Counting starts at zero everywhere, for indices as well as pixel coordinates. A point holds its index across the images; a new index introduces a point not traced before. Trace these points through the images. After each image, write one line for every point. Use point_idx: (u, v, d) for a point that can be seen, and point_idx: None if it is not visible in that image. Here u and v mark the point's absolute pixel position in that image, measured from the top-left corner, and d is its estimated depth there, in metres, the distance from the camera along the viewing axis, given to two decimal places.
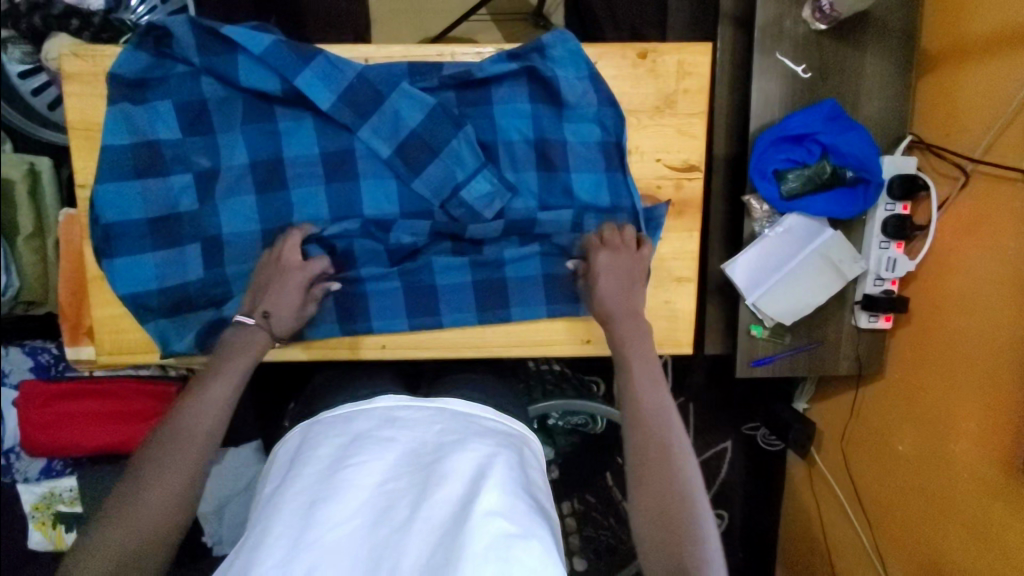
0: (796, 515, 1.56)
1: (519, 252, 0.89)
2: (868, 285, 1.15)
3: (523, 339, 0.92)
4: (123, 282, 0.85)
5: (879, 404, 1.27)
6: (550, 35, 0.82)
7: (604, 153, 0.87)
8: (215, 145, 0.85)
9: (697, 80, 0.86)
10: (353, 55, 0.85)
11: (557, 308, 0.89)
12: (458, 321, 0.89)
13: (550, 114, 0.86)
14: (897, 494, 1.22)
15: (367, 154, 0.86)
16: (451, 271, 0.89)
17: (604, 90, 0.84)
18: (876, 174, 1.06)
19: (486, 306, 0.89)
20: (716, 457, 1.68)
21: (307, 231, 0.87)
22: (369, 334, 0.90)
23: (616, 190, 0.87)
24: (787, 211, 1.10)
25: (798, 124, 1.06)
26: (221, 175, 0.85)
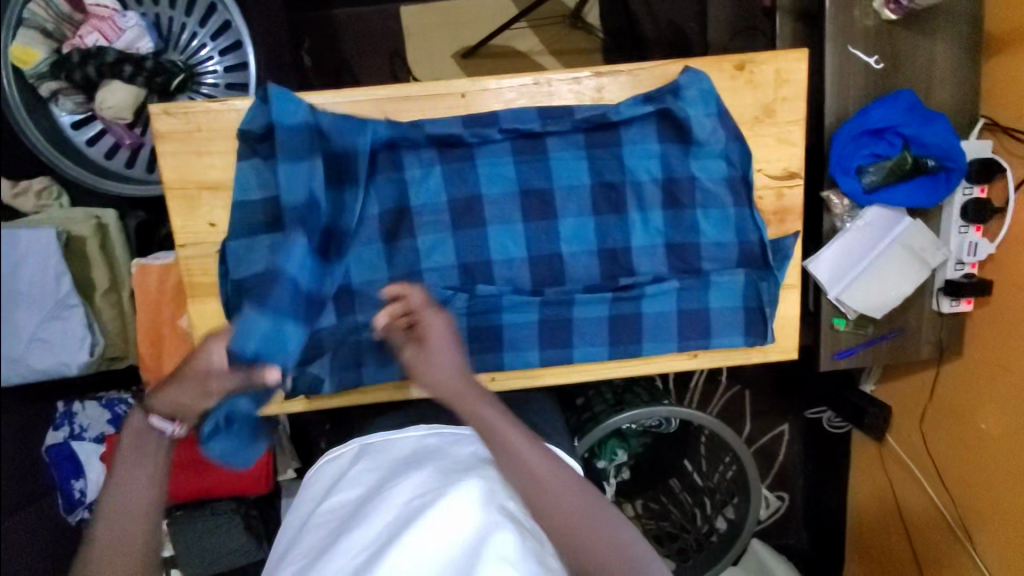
0: (865, 493, 1.58)
1: (661, 287, 0.89)
2: (948, 271, 1.16)
3: (652, 371, 0.93)
4: None
5: (958, 384, 1.28)
6: (682, 76, 0.83)
7: (731, 188, 0.87)
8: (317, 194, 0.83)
9: (796, 87, 0.86)
10: (451, 90, 0.83)
11: (688, 343, 0.90)
12: (591, 355, 0.90)
13: (678, 152, 0.87)
14: (983, 467, 1.23)
15: (496, 200, 0.86)
16: (591, 306, 0.89)
17: (732, 125, 0.85)
18: (958, 163, 1.05)
19: (618, 340, 0.90)
20: (773, 442, 1.74)
21: (436, 279, 0.87)
22: (499, 369, 0.90)
23: (744, 223, 0.87)
24: (867, 204, 1.10)
25: (878, 117, 1.06)
26: (348, 223, 0.84)
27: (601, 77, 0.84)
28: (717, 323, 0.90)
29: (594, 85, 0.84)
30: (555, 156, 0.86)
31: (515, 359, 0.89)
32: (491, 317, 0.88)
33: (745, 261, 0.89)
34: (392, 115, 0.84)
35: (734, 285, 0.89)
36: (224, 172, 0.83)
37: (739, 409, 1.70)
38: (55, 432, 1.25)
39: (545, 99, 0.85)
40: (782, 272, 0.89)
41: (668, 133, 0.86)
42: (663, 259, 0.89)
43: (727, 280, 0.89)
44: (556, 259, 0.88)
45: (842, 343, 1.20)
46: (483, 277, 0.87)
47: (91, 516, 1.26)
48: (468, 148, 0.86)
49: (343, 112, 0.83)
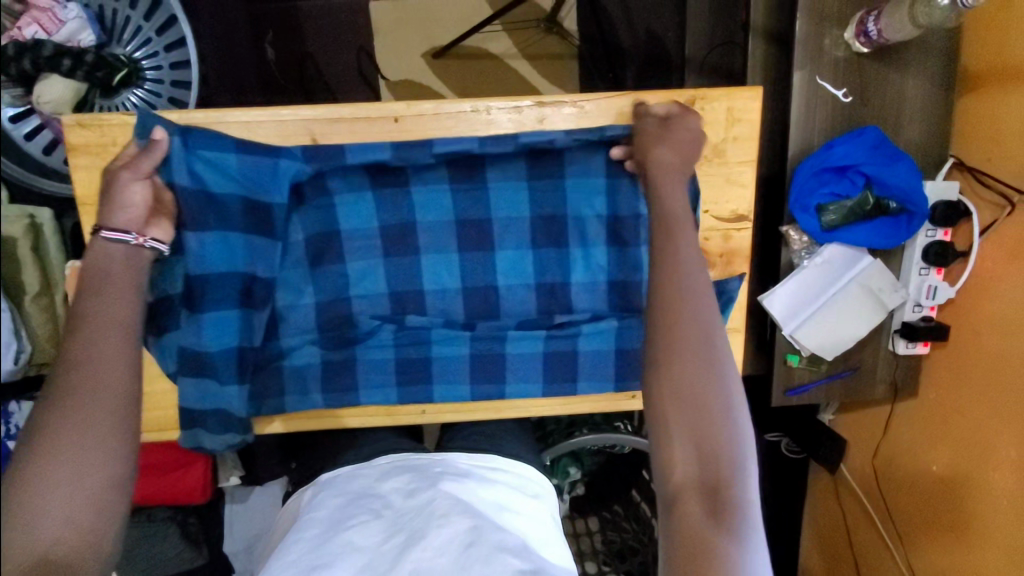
0: (818, 520, 1.57)
1: (598, 325, 0.85)
2: (907, 313, 1.13)
3: (589, 408, 0.90)
4: (169, 358, 0.80)
5: (911, 422, 1.26)
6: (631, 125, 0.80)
7: None
8: (233, 214, 0.78)
9: (747, 126, 0.82)
10: (383, 113, 0.79)
11: (626, 383, 0.86)
12: (524, 392, 0.86)
13: (624, 188, 0.82)
14: (932, 509, 1.22)
15: (431, 228, 0.83)
16: (524, 341, 0.85)
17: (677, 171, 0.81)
18: (922, 205, 1.02)
19: (554, 378, 0.86)
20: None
21: (367, 309, 0.84)
22: (428, 402, 0.86)
23: None
24: (826, 242, 1.07)
25: (841, 154, 1.02)
26: (269, 247, 0.80)
27: (544, 107, 0.80)
28: None
29: (536, 114, 0.80)
30: (493, 187, 0.83)
31: (445, 393, 0.86)
32: (421, 349, 0.84)
33: None
34: (321, 137, 0.80)
35: None
36: None
37: None
38: None
39: (484, 127, 0.81)
40: (726, 316, 0.85)
41: (613, 167, 0.82)
42: (603, 297, 0.85)
43: None
44: (491, 291, 0.84)
45: (796, 379, 1.18)
46: (414, 307, 0.84)
47: None
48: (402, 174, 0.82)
49: (269, 130, 0.79)
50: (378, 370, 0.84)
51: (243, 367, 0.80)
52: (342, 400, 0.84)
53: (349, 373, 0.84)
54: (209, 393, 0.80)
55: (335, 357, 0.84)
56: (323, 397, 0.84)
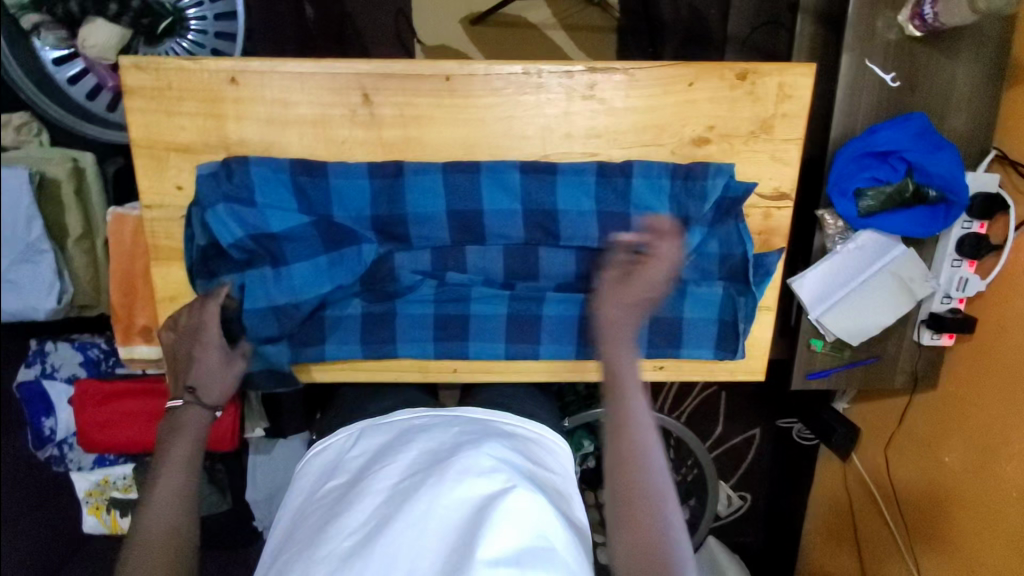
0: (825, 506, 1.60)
1: None
2: (935, 304, 1.14)
3: (618, 376, 0.92)
4: None
5: (927, 414, 1.28)
6: (705, 172, 0.81)
7: (717, 207, 0.83)
8: (299, 227, 0.81)
9: (798, 103, 0.82)
10: (435, 72, 0.79)
11: (657, 350, 0.88)
12: (557, 354, 0.88)
13: (683, 191, 0.82)
14: (941, 499, 1.24)
15: (474, 192, 0.81)
16: (562, 304, 0.87)
17: (727, 204, 0.83)
18: (961, 195, 1.02)
19: (587, 342, 0.88)
20: (744, 445, 1.71)
21: (408, 264, 0.84)
22: (462, 359, 0.88)
23: (728, 237, 0.84)
24: (862, 228, 1.07)
25: (885, 139, 1.01)
26: (322, 209, 0.81)
27: (595, 73, 0.80)
28: (688, 334, 0.88)
29: (586, 81, 0.80)
30: (561, 173, 0.82)
31: (480, 350, 0.87)
32: (461, 307, 0.86)
33: (725, 272, 0.86)
34: (371, 91, 0.79)
35: (712, 296, 0.87)
36: (194, 134, 0.79)
37: (711, 410, 1.68)
38: (26, 370, 1.25)
39: (534, 90, 0.80)
40: (762, 289, 0.86)
41: (661, 138, 0.82)
42: (643, 265, 0.86)
43: (704, 290, 0.87)
44: (531, 251, 0.85)
45: (818, 364, 1.19)
46: (455, 265, 0.85)
47: (59, 454, 1.29)
48: (448, 128, 0.81)
49: (321, 82, 0.79)
50: (417, 325, 0.86)
51: (284, 313, 0.82)
52: (380, 352, 0.86)
53: (389, 326, 0.86)
54: (253, 353, 0.84)
55: (377, 311, 0.86)
56: (362, 347, 0.86)
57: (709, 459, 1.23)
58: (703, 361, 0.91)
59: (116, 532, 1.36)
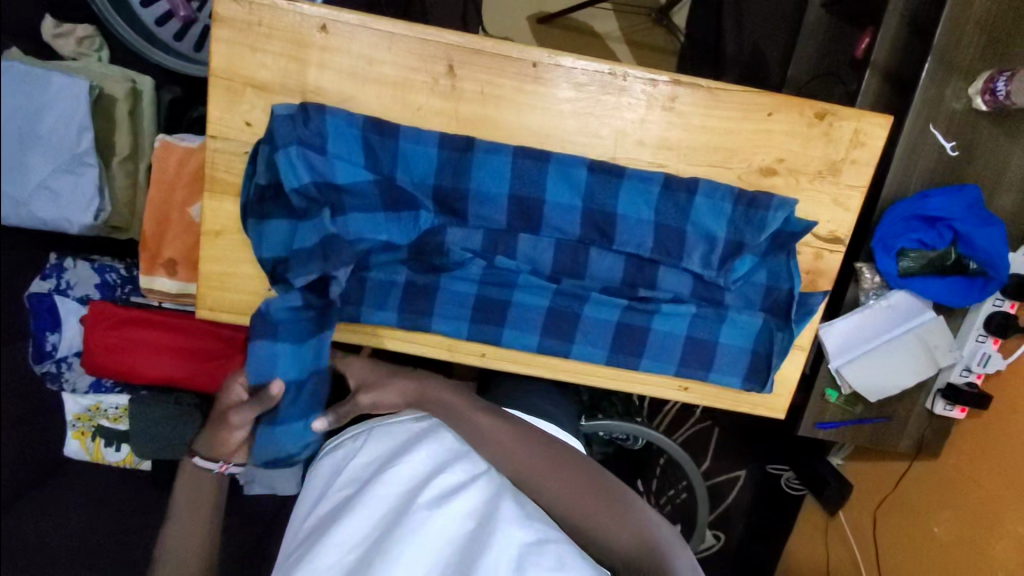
0: (800, 557, 1.60)
1: (677, 307, 0.86)
2: (953, 374, 1.14)
3: (642, 389, 0.91)
4: (267, 244, 0.83)
5: (923, 482, 1.28)
6: (771, 203, 0.81)
7: (773, 240, 0.84)
8: (362, 183, 0.81)
9: (869, 152, 0.82)
10: (523, 56, 0.79)
11: (686, 370, 0.88)
12: (587, 356, 0.88)
13: (745, 220, 0.82)
14: (925, 567, 1.24)
15: (538, 182, 0.82)
16: (603, 307, 0.87)
17: (784, 239, 0.84)
18: (1001, 272, 1.02)
19: (619, 349, 0.88)
20: (727, 484, 1.71)
21: (460, 240, 0.84)
22: (492, 345, 0.88)
23: (778, 270, 0.85)
24: (898, 287, 1.07)
25: (936, 205, 1.03)
26: (389, 170, 0.81)
27: (678, 86, 0.80)
28: (720, 359, 0.88)
29: (668, 92, 0.81)
30: (627, 181, 0.82)
31: (513, 339, 0.87)
32: (503, 292, 0.86)
33: (768, 305, 0.87)
34: (457, 64, 0.79)
35: (750, 326, 0.87)
36: (273, 74, 0.79)
37: (702, 445, 1.69)
38: (42, 282, 1.23)
39: (616, 93, 0.81)
40: (800, 327, 0.87)
41: (730, 162, 0.83)
42: (688, 283, 0.86)
43: (744, 319, 0.87)
44: (582, 250, 0.85)
45: (827, 414, 1.19)
46: (506, 250, 0.85)
47: (55, 372, 1.26)
48: (523, 115, 0.81)
49: (408, 46, 0.79)
50: (455, 302, 0.86)
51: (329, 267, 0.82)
52: (415, 322, 0.86)
53: (428, 298, 0.86)
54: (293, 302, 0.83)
55: (418, 282, 0.86)
56: (397, 314, 0.86)
57: (703, 491, 1.23)
58: (728, 389, 0.91)
59: (98, 462, 1.33)
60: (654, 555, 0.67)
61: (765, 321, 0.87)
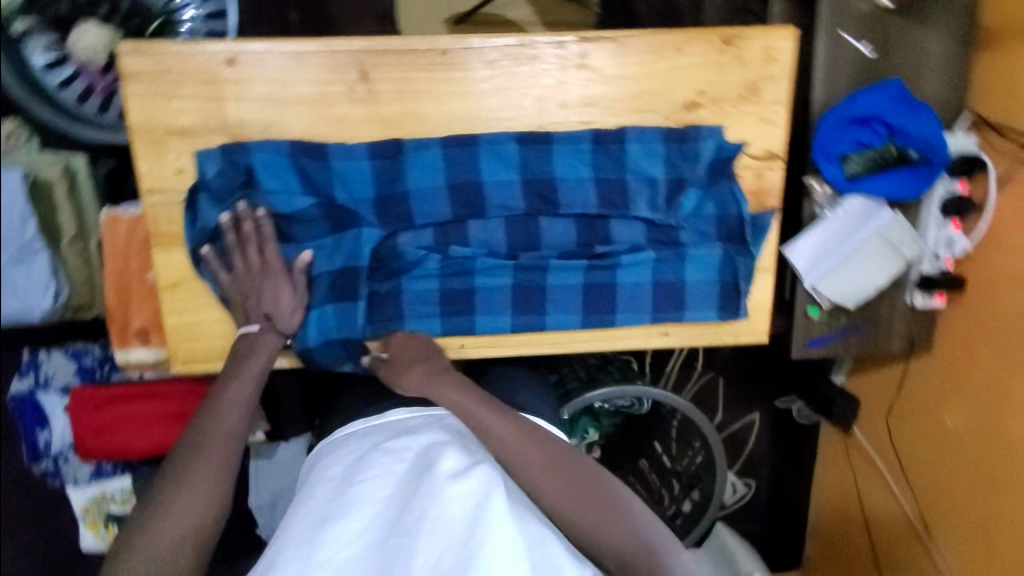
0: (831, 484, 1.61)
1: (637, 257, 0.87)
2: (924, 264, 1.16)
3: (624, 344, 0.91)
4: (227, 283, 0.83)
5: (928, 378, 1.29)
6: (702, 133, 0.84)
7: (713, 169, 0.86)
8: (302, 204, 0.80)
9: (782, 66, 0.84)
10: (431, 46, 0.79)
11: (662, 315, 0.89)
12: (563, 324, 0.88)
13: (681, 157, 0.84)
14: (948, 465, 1.25)
15: (473, 164, 0.82)
16: (565, 272, 0.87)
17: (723, 166, 0.86)
18: (941, 155, 1.06)
19: (592, 309, 0.88)
20: (744, 431, 1.70)
21: (411, 239, 0.84)
22: (469, 335, 0.88)
23: (724, 199, 0.86)
24: (850, 193, 1.10)
25: (865, 105, 1.05)
26: (326, 185, 0.80)
27: (586, 43, 0.82)
28: (692, 297, 0.89)
29: (579, 51, 0.82)
30: (559, 145, 0.83)
31: (486, 324, 0.88)
32: (465, 281, 0.86)
33: (725, 234, 0.88)
34: (369, 68, 0.80)
35: (711, 260, 0.88)
36: (193, 117, 0.80)
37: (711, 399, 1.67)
38: (20, 380, 1.21)
39: (528, 61, 0.81)
40: (759, 247, 0.88)
41: (655, 104, 0.84)
42: (641, 230, 0.87)
43: (704, 253, 0.88)
44: (532, 221, 0.85)
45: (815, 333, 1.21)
46: (459, 238, 0.85)
47: (54, 468, 1.25)
48: (443, 102, 0.81)
49: (317, 60, 0.79)
50: (423, 301, 0.86)
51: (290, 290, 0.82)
52: (385, 329, 0.85)
53: (393, 304, 0.85)
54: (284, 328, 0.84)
55: (380, 289, 0.84)
56: (365, 325, 0.85)
57: (717, 437, 1.25)
58: (709, 325, 0.91)
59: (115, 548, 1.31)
60: (634, 527, 0.66)
61: (726, 250, 0.88)
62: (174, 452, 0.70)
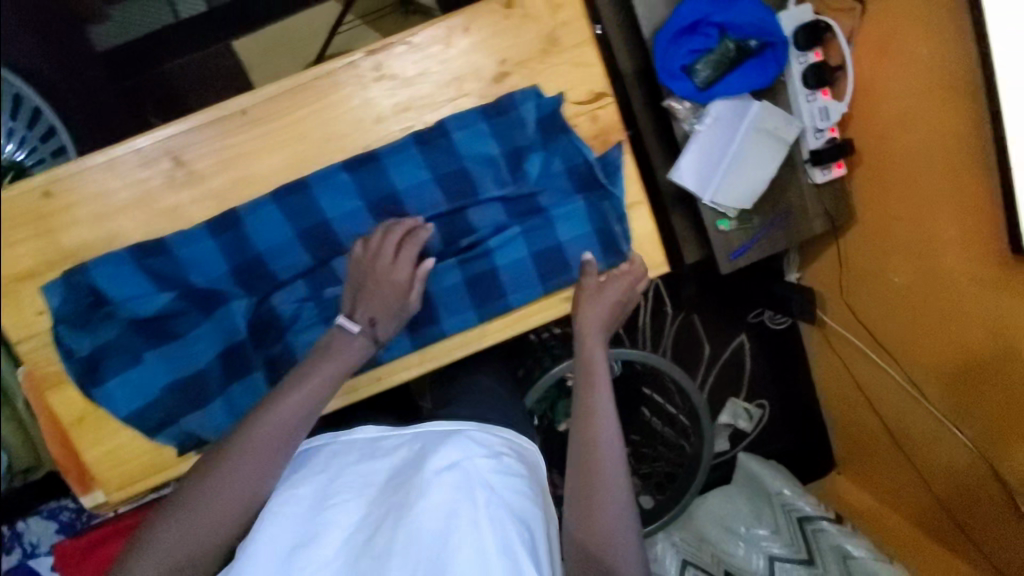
0: (835, 380, 1.58)
1: (505, 237, 0.86)
2: (810, 141, 1.13)
3: (531, 323, 0.89)
4: (122, 402, 0.80)
5: (864, 246, 1.28)
6: (518, 97, 0.83)
7: (545, 127, 0.85)
8: (162, 299, 0.79)
9: (571, 8, 0.84)
10: (228, 110, 0.79)
11: (553, 282, 0.87)
12: (462, 324, 0.88)
13: (509, 128, 0.84)
14: (910, 318, 1.22)
15: (312, 205, 0.81)
16: (441, 275, 0.87)
17: (554, 120, 0.85)
18: (778, 34, 1.05)
19: (483, 301, 0.87)
20: (736, 355, 1.67)
21: (282, 297, 0.82)
22: (378, 367, 0.88)
23: (567, 150, 0.86)
24: (710, 100, 1.09)
25: (688, 13, 1.04)
26: (185, 272, 0.79)
27: (376, 54, 0.81)
28: (575, 255, 0.87)
29: (372, 64, 0.81)
30: (389, 157, 0.82)
31: (391, 350, 0.87)
32: None
33: (583, 183, 0.87)
34: (179, 152, 0.79)
35: (579, 212, 0.87)
36: (34, 258, 0.80)
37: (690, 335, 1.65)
38: (8, 557, 1.23)
39: (327, 91, 0.81)
40: (619, 185, 0.87)
41: (466, 87, 0.83)
42: (500, 209, 0.86)
43: (569, 209, 0.87)
44: None
45: (735, 243, 1.20)
46: (330, 281, 0.83)
47: None
48: (260, 158, 0.81)
49: (127, 163, 0.79)
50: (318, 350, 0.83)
51: (185, 389, 0.80)
52: None
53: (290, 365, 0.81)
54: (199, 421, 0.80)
55: (275, 351, 0.82)
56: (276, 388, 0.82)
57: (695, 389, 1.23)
58: (605, 276, 0.89)
59: None
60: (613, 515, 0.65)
61: (588, 199, 0.87)
62: (189, 470, 0.65)
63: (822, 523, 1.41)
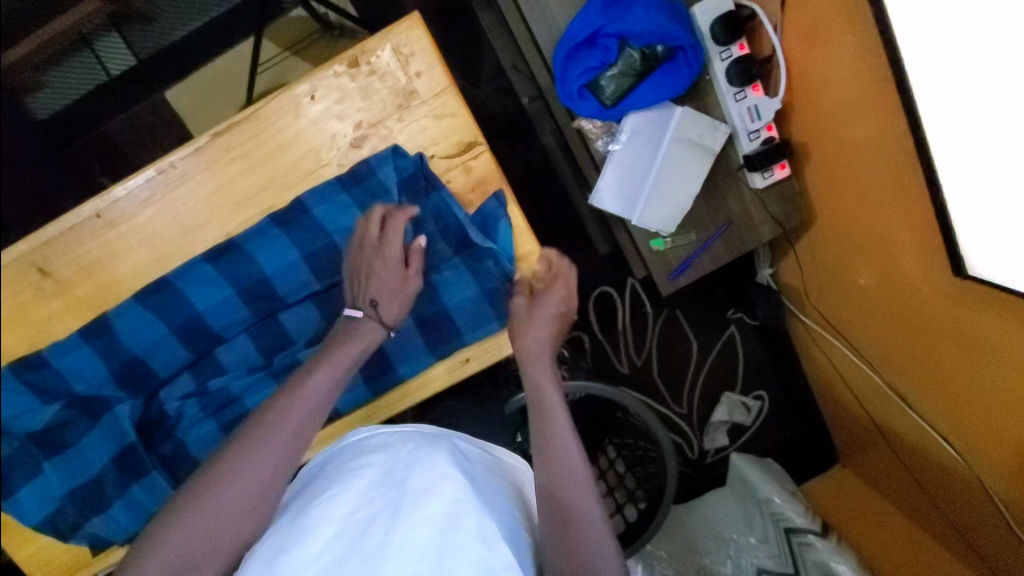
0: (828, 390, 1.40)
1: None
2: (744, 144, 1.02)
3: (426, 393, 0.86)
4: (32, 511, 0.78)
5: (825, 244, 1.16)
6: (376, 163, 0.79)
7: (410, 190, 0.80)
8: (53, 408, 0.79)
9: (423, 58, 0.78)
10: (82, 215, 0.77)
11: (441, 348, 0.83)
12: (353, 402, 0.84)
13: (372, 196, 0.80)
14: (876, 320, 1.10)
15: (179, 299, 0.79)
16: None
17: (420, 180, 0.80)
18: (684, 36, 0.96)
19: (371, 375, 0.84)
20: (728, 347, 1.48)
21: (169, 393, 0.81)
22: None
23: (439, 209, 0.80)
24: (621, 116, 1.01)
25: (581, 26, 0.96)
26: (70, 381, 0.79)
27: (222, 136, 0.77)
28: (461, 319, 0.83)
29: (219, 147, 0.78)
30: (250, 242, 0.79)
31: None
32: (237, 409, 0.81)
33: (461, 242, 0.82)
34: (42, 263, 0.78)
35: (461, 274, 0.83)
36: None
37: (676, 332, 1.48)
38: None
39: (179, 181, 0.78)
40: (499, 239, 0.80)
41: (324, 158, 0.79)
42: None
43: (450, 272, 0.83)
44: (271, 322, 0.82)
45: (675, 260, 1.10)
46: (213, 371, 0.81)
47: None
48: (123, 258, 0.79)
49: None
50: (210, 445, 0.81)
51: (86, 494, 0.79)
52: None
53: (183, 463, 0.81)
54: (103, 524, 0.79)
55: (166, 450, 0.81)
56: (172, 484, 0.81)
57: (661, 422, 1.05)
58: (497, 337, 0.84)
59: None
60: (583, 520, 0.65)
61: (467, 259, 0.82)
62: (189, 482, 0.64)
63: (810, 537, 1.13)
